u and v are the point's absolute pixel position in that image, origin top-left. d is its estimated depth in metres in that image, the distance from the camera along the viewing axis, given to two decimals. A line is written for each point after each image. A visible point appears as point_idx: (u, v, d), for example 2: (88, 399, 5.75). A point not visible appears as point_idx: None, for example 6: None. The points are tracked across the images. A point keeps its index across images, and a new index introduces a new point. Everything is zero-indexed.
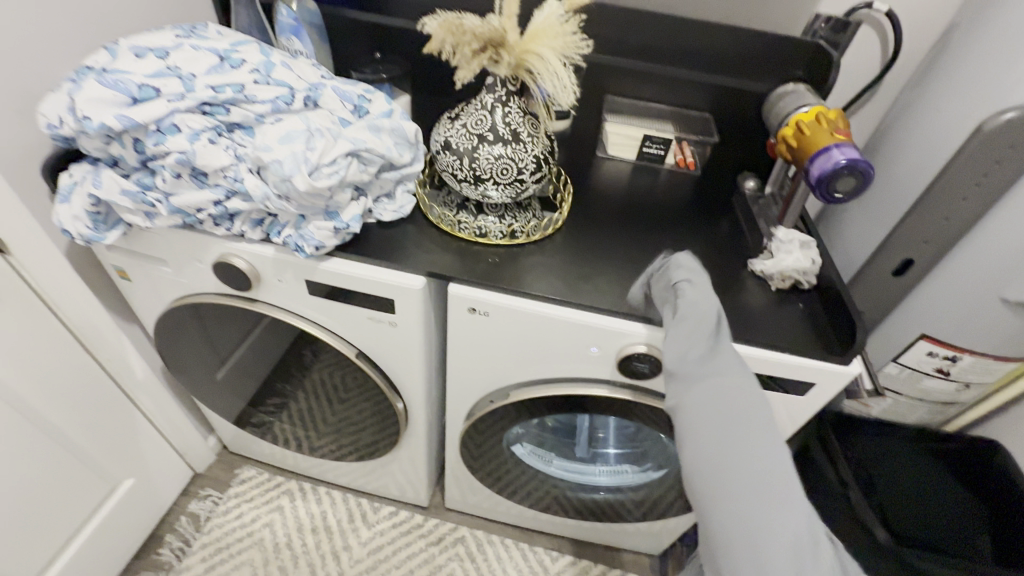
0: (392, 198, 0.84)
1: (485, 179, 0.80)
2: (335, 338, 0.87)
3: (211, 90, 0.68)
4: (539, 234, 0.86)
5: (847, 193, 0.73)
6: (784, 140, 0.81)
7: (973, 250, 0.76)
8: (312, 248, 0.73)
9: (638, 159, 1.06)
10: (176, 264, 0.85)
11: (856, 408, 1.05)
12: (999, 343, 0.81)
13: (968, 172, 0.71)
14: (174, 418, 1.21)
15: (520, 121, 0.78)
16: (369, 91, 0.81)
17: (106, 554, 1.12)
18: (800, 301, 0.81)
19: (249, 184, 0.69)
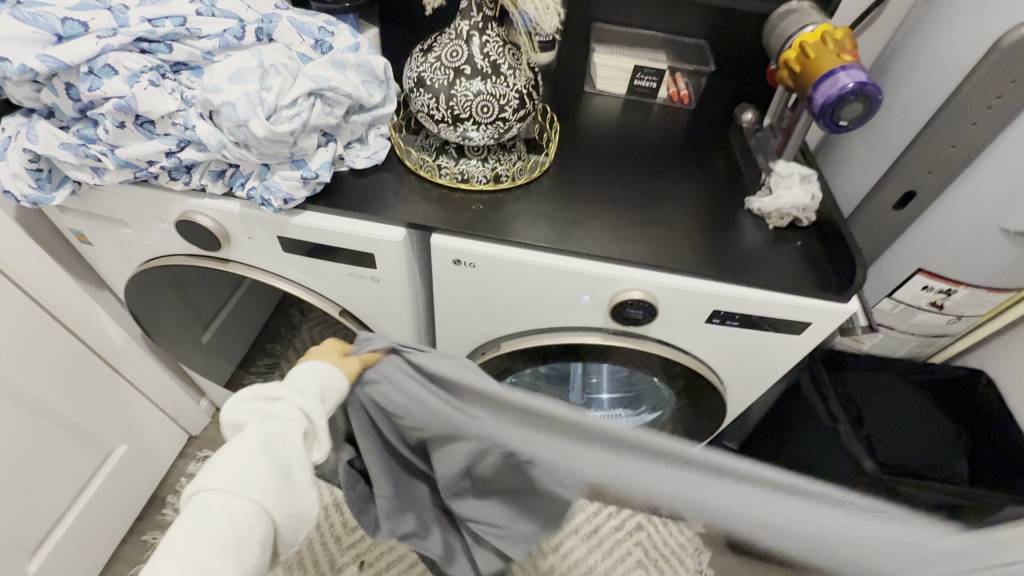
0: (365, 144, 0.78)
1: (464, 119, 0.73)
2: (316, 296, 0.83)
3: (148, 24, 0.60)
4: (524, 177, 0.81)
5: (852, 120, 0.68)
6: (787, 64, 0.75)
7: (979, 178, 0.73)
8: (280, 202, 0.68)
9: (628, 94, 0.99)
10: (138, 225, 0.79)
11: (846, 345, 1.07)
12: (995, 275, 0.80)
13: (982, 94, 0.66)
14: (160, 383, 1.19)
15: (499, 51, 0.71)
16: (331, 22, 0.72)
17: (107, 517, 1.14)
18: (798, 239, 0.78)
19: (201, 132, 0.62)
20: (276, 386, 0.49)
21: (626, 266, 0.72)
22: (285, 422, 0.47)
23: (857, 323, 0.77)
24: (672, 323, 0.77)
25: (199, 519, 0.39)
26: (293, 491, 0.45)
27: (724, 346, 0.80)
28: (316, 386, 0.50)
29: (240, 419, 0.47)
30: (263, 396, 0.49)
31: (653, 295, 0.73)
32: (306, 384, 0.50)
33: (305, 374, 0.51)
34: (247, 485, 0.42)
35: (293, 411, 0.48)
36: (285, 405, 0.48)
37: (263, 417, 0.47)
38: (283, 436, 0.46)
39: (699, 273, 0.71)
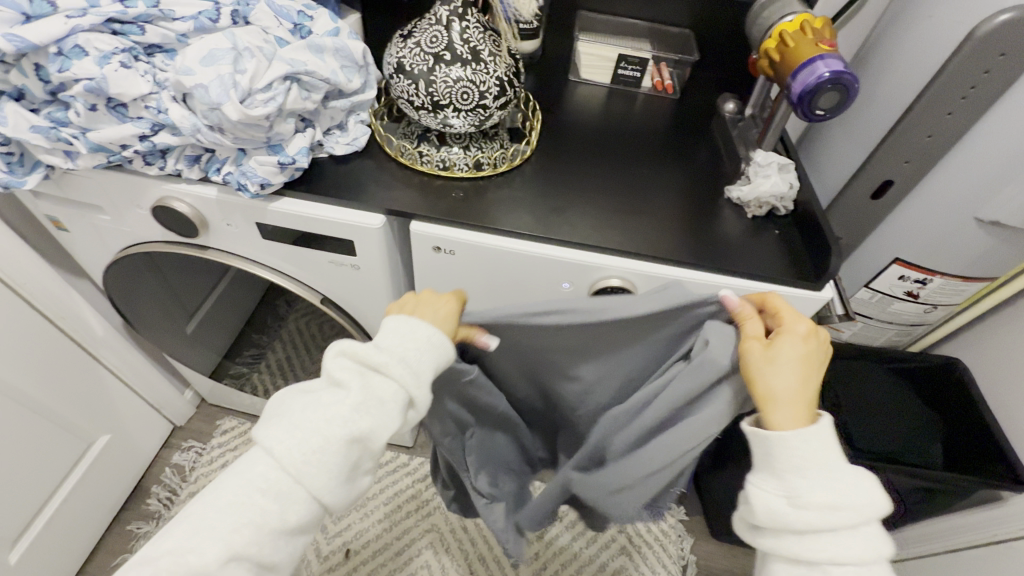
0: (345, 130, 0.78)
1: (444, 106, 0.73)
2: (296, 284, 0.83)
3: (119, 4, 0.59)
4: (506, 165, 0.80)
5: (828, 109, 0.69)
6: (766, 53, 0.75)
7: (952, 169, 0.74)
8: (256, 186, 0.67)
9: (612, 83, 0.99)
10: (114, 210, 0.78)
11: (827, 332, 1.10)
12: (969, 264, 0.82)
13: (957, 84, 0.67)
14: (142, 373, 1.18)
15: (479, 37, 0.71)
16: (310, 6, 0.71)
17: (89, 508, 1.13)
18: (776, 228, 0.78)
19: (175, 116, 0.62)
20: (376, 355, 0.51)
21: (604, 255, 0.73)
22: (376, 414, 0.51)
23: (833, 312, 0.78)
24: None
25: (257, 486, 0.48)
26: (340, 481, 0.51)
27: None
28: (430, 369, 0.53)
29: (343, 375, 0.51)
30: (361, 363, 0.52)
31: (632, 283, 0.74)
32: (412, 351, 0.52)
33: (414, 353, 0.52)
34: (306, 471, 0.49)
35: (395, 396, 0.51)
36: (380, 397, 0.51)
37: (359, 393, 0.50)
38: (369, 435, 0.50)
39: (677, 260, 0.72)
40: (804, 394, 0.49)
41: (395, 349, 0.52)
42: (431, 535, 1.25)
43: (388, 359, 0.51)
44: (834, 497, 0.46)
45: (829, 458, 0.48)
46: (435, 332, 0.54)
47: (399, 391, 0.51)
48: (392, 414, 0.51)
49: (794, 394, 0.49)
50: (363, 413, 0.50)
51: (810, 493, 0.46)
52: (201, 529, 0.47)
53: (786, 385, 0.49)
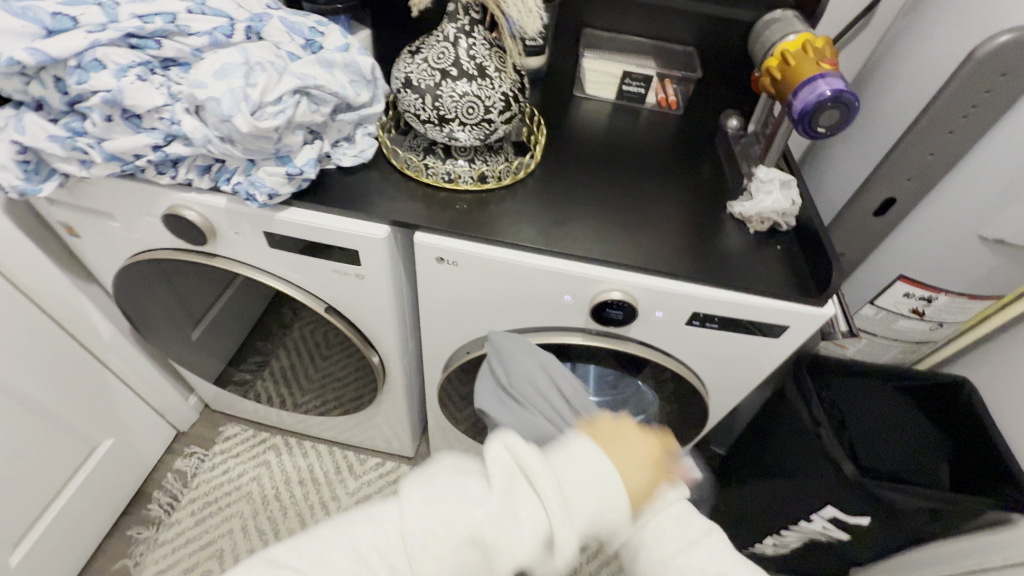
0: (352, 142, 0.79)
1: (450, 120, 0.74)
2: (301, 292, 0.84)
3: (138, 20, 0.61)
4: (510, 177, 0.81)
5: (830, 127, 0.69)
6: (768, 71, 0.76)
7: (955, 187, 0.74)
8: (265, 196, 0.68)
9: (617, 99, 1.01)
10: (126, 218, 0.80)
11: (832, 349, 1.09)
12: (972, 282, 0.81)
13: (958, 104, 0.68)
14: (148, 378, 1.19)
15: (486, 54, 0.72)
16: (321, 22, 0.73)
17: (91, 512, 1.13)
18: (779, 244, 0.79)
19: (187, 127, 0.63)
20: (535, 462, 0.47)
21: (606, 267, 0.73)
22: (516, 528, 0.45)
23: (837, 327, 0.78)
24: (654, 324, 0.78)
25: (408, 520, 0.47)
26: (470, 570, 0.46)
27: (705, 348, 0.81)
28: (587, 514, 0.47)
29: (499, 469, 0.48)
30: (518, 466, 0.48)
31: (633, 296, 0.74)
32: (581, 502, 0.47)
33: (575, 479, 0.48)
34: (423, 551, 0.46)
35: (536, 524, 0.45)
36: (531, 524, 0.45)
37: (499, 500, 0.46)
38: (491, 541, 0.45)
39: (678, 274, 0.72)
40: (623, 480, 0.50)
41: (557, 471, 0.48)
42: None
43: (548, 476, 0.47)
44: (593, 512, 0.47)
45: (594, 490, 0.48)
46: (608, 470, 0.49)
47: (540, 516, 0.45)
48: (527, 544, 0.44)
49: (615, 450, 0.52)
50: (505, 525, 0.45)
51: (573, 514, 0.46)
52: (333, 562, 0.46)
53: (618, 441, 0.53)
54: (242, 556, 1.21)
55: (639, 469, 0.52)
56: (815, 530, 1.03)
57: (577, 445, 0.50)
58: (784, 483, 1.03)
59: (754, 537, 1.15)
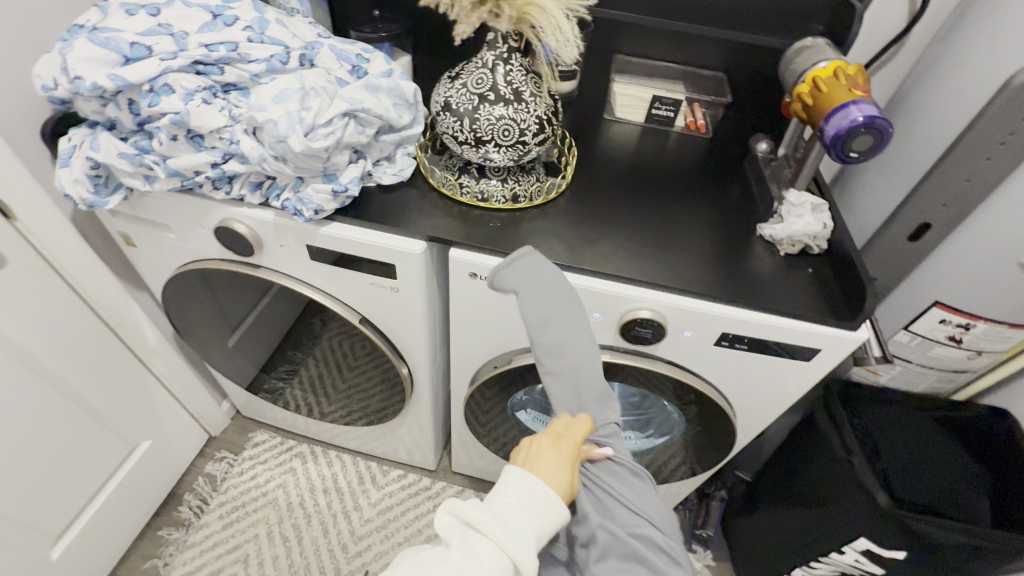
0: (392, 162, 0.83)
1: (486, 142, 0.78)
2: (337, 303, 0.87)
3: (204, 48, 0.66)
4: (541, 198, 0.84)
5: (862, 152, 0.70)
6: (799, 97, 0.77)
7: (993, 213, 0.73)
8: (311, 212, 0.72)
9: (646, 121, 1.03)
10: (179, 229, 0.85)
11: (863, 375, 1.06)
12: (1014, 310, 0.79)
13: (994, 131, 0.68)
14: (187, 382, 1.24)
15: (522, 79, 0.76)
16: (367, 50, 0.78)
17: (127, 510, 1.18)
18: (810, 266, 0.79)
19: (245, 147, 0.68)
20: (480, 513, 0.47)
21: (634, 286, 0.74)
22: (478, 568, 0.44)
23: (870, 353, 0.77)
24: (682, 344, 0.78)
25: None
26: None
27: (733, 369, 0.81)
28: (530, 529, 0.47)
29: (451, 533, 0.46)
30: (467, 523, 0.47)
31: (661, 315, 0.75)
32: (516, 523, 0.47)
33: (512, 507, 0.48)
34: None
35: (498, 560, 0.45)
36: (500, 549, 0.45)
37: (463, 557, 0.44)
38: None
39: (708, 294, 0.73)
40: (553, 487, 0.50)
41: (496, 507, 0.48)
42: None
43: (487, 516, 0.47)
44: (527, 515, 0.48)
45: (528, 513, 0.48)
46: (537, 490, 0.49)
47: (486, 552, 0.45)
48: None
49: (528, 455, 0.53)
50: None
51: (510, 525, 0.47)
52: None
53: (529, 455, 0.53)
54: (266, 562, 1.23)
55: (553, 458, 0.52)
56: (846, 563, 0.98)
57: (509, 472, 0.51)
58: (815, 511, 1.00)
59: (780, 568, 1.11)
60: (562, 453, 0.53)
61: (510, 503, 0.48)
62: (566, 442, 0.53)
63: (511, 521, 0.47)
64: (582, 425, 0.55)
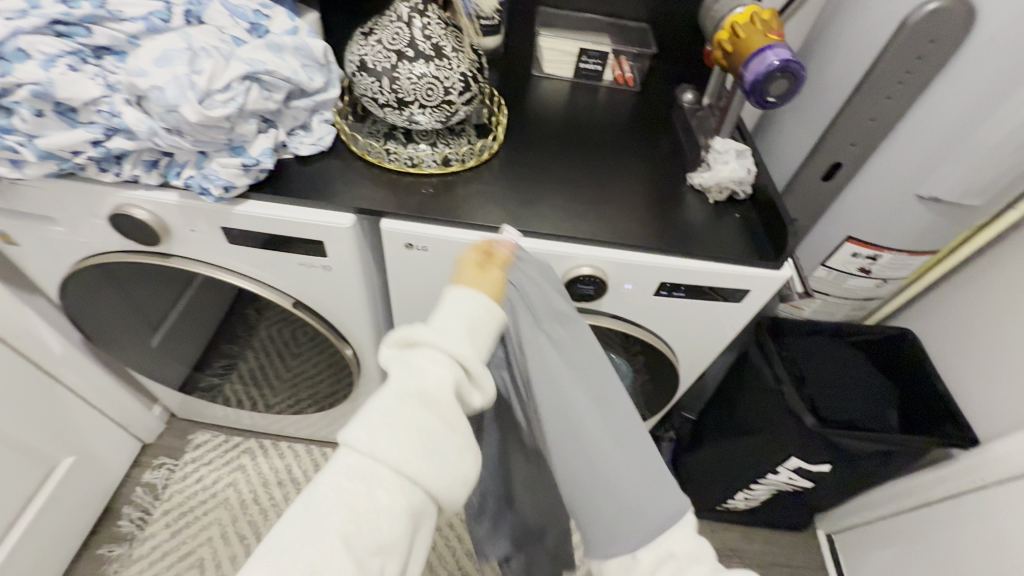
0: (309, 130, 0.77)
1: (409, 103, 0.73)
2: (265, 288, 0.81)
3: (62, 5, 0.57)
4: (474, 159, 0.81)
5: (779, 96, 0.72)
6: (720, 45, 0.78)
7: (896, 148, 0.79)
8: (220, 189, 0.66)
9: (575, 77, 1.01)
10: (69, 222, 0.75)
11: (789, 311, 1.14)
12: (913, 239, 0.87)
13: (894, 70, 0.71)
14: (106, 390, 1.13)
15: (441, 33, 0.71)
16: (265, 5, 0.69)
17: (57, 533, 1.08)
18: (736, 212, 0.82)
19: (130, 119, 0.60)
20: (419, 330, 0.48)
21: (574, 244, 0.74)
22: (425, 373, 0.45)
23: (793, 289, 0.82)
24: (622, 297, 0.80)
25: (342, 480, 0.40)
26: (447, 464, 0.44)
27: (674, 317, 0.84)
28: (463, 327, 0.49)
29: (391, 360, 0.47)
30: (411, 341, 0.48)
31: (602, 270, 0.75)
32: (455, 323, 0.49)
33: (455, 323, 0.49)
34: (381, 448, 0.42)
35: (443, 361, 0.46)
36: (452, 359, 0.47)
37: (405, 371, 0.46)
38: (431, 395, 0.44)
39: (645, 246, 0.74)
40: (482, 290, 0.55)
41: (437, 322, 0.49)
42: None
43: (427, 329, 0.48)
44: (468, 322, 0.50)
45: (467, 317, 0.51)
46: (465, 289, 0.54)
47: (430, 356, 0.46)
48: (443, 377, 0.45)
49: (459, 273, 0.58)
50: (419, 379, 0.45)
51: (444, 334, 0.48)
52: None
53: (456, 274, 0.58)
54: (225, 563, 1.18)
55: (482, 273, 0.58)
56: (782, 481, 1.09)
57: (455, 293, 0.52)
58: (752, 440, 1.08)
59: (725, 494, 1.21)
60: (472, 257, 0.60)
61: (454, 316, 0.50)
62: (475, 255, 0.61)
63: (446, 324, 0.49)
64: (488, 243, 0.64)
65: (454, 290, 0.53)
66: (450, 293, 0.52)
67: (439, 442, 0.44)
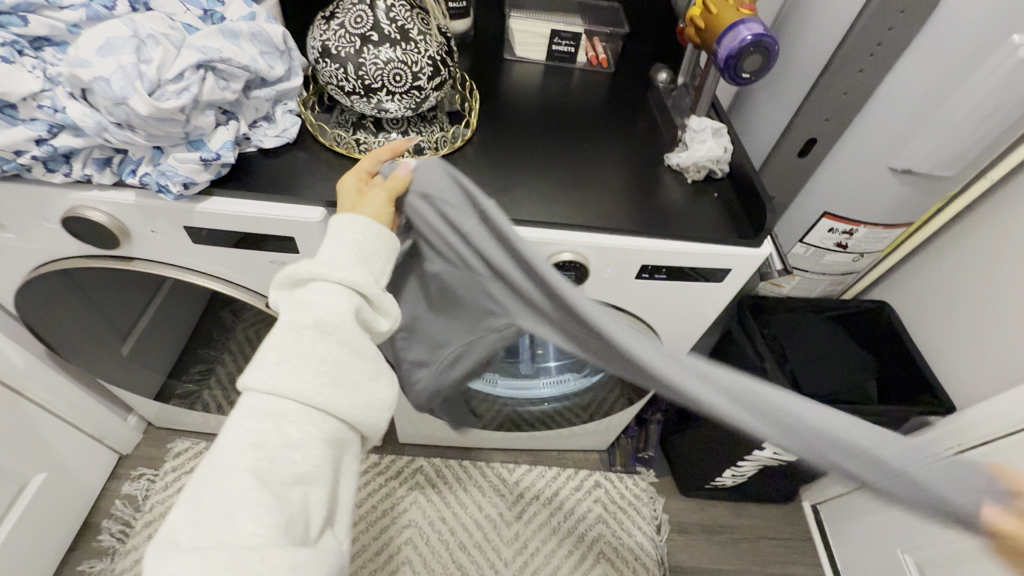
0: (273, 122, 0.74)
1: (377, 90, 0.70)
2: (236, 288, 0.78)
3: None
4: (447, 147, 0.79)
5: (753, 72, 0.72)
6: (692, 21, 0.77)
7: (869, 121, 0.79)
8: (179, 186, 0.63)
9: (548, 60, 0.99)
10: (20, 227, 0.71)
11: (768, 288, 1.13)
12: (887, 212, 0.89)
13: (865, 42, 0.71)
14: (75, 402, 1.09)
15: (407, 16, 0.69)
16: None
17: (31, 552, 1.04)
18: (714, 191, 0.81)
19: (75, 114, 0.56)
20: (306, 268, 0.54)
21: (554, 230, 0.73)
22: (318, 305, 0.53)
23: (773, 267, 0.82)
24: (605, 282, 0.79)
25: (247, 421, 0.48)
26: (359, 391, 0.53)
27: (657, 300, 0.83)
28: (350, 258, 0.56)
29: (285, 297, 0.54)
30: (298, 278, 0.54)
31: (583, 256, 0.74)
32: (340, 254, 0.56)
33: (341, 255, 0.56)
34: (289, 383, 0.49)
35: (336, 291, 0.54)
36: (346, 289, 0.54)
37: (296, 304, 0.53)
38: (328, 323, 0.52)
39: (625, 229, 0.73)
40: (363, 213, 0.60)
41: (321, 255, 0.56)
42: (409, 531, 1.24)
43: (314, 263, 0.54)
44: (354, 250, 0.56)
45: (351, 247, 0.56)
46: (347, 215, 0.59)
47: (318, 285, 0.54)
48: (337, 304, 0.53)
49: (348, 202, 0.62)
50: (313, 309, 0.52)
51: (329, 266, 0.54)
52: (207, 516, 0.44)
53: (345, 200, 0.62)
54: None
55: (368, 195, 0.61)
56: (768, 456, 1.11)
57: (337, 223, 0.58)
58: None
59: (713, 472, 1.23)
60: (355, 182, 0.64)
61: (338, 248, 0.56)
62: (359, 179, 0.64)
63: (330, 257, 0.55)
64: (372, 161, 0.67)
65: (337, 220, 0.58)
66: (335, 222, 0.59)
67: (345, 371, 0.52)
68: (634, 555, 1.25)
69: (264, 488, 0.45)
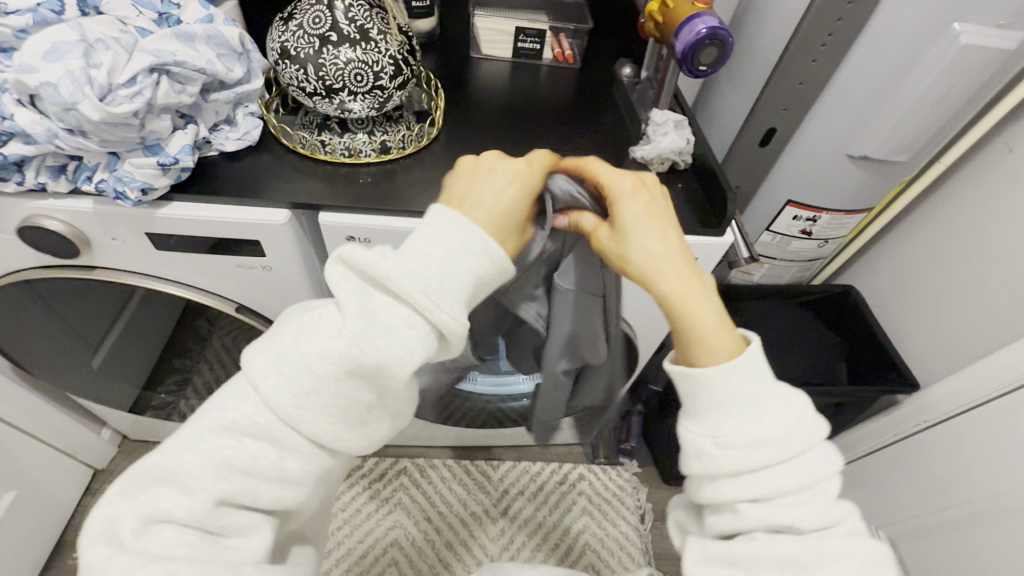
0: (234, 125, 0.74)
1: (338, 90, 0.70)
2: (204, 295, 0.78)
3: None
4: (413, 145, 0.79)
5: (711, 64, 0.73)
6: (651, 16, 0.78)
7: (825, 110, 0.81)
8: (137, 192, 0.61)
9: (515, 57, 1.00)
10: None
11: (741, 277, 1.17)
12: (847, 198, 0.91)
13: (818, 32, 0.73)
14: (45, 417, 1.06)
15: (365, 15, 0.69)
16: None
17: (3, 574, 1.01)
18: (678, 183, 0.83)
19: (24, 121, 0.55)
20: (382, 266, 0.42)
21: None
22: (384, 332, 0.42)
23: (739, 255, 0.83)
24: None
25: (222, 437, 0.43)
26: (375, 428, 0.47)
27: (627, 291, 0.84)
28: (439, 278, 0.43)
29: (343, 286, 0.43)
30: (366, 274, 0.43)
31: None
32: (431, 274, 0.43)
33: (434, 266, 0.43)
34: (298, 415, 0.43)
35: (412, 326, 0.43)
36: (423, 330, 0.43)
37: (358, 317, 0.42)
38: (385, 362, 0.43)
39: None
40: (478, 208, 0.48)
41: (410, 258, 0.43)
42: (395, 533, 1.24)
43: (399, 268, 0.42)
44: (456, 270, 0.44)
45: (459, 268, 0.44)
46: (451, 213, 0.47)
47: (391, 308, 0.43)
48: (410, 348, 0.43)
49: (477, 175, 0.50)
50: (383, 339, 0.42)
51: (427, 283, 0.43)
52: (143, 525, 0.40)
53: (475, 173, 0.50)
54: None
55: (504, 189, 0.49)
56: None
57: (435, 208, 0.47)
58: None
59: None
60: (506, 167, 0.51)
61: (439, 257, 0.44)
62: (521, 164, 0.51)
63: (426, 271, 0.43)
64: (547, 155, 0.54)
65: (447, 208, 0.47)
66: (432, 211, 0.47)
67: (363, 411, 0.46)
68: (619, 545, 1.27)
69: (226, 507, 0.43)
